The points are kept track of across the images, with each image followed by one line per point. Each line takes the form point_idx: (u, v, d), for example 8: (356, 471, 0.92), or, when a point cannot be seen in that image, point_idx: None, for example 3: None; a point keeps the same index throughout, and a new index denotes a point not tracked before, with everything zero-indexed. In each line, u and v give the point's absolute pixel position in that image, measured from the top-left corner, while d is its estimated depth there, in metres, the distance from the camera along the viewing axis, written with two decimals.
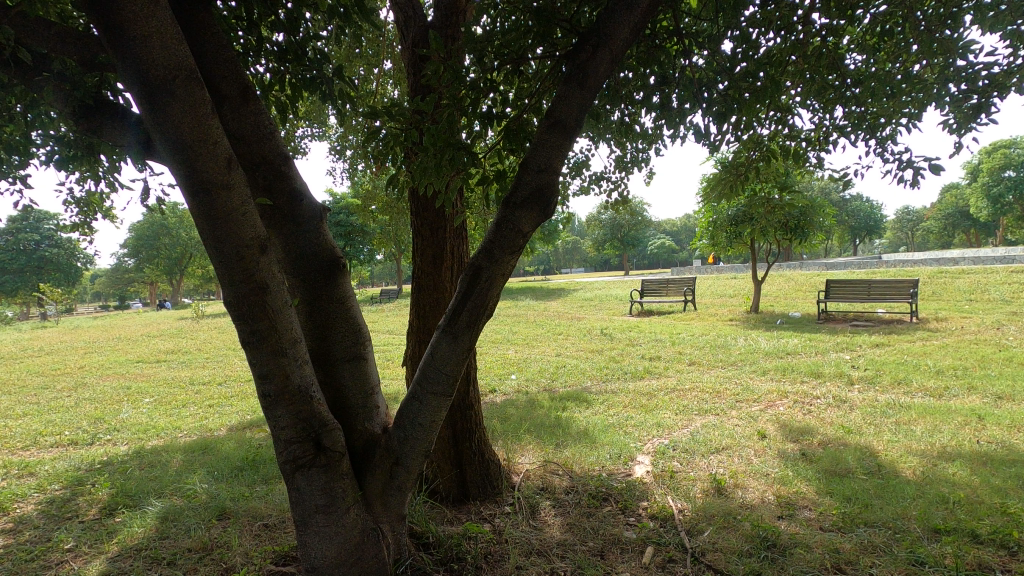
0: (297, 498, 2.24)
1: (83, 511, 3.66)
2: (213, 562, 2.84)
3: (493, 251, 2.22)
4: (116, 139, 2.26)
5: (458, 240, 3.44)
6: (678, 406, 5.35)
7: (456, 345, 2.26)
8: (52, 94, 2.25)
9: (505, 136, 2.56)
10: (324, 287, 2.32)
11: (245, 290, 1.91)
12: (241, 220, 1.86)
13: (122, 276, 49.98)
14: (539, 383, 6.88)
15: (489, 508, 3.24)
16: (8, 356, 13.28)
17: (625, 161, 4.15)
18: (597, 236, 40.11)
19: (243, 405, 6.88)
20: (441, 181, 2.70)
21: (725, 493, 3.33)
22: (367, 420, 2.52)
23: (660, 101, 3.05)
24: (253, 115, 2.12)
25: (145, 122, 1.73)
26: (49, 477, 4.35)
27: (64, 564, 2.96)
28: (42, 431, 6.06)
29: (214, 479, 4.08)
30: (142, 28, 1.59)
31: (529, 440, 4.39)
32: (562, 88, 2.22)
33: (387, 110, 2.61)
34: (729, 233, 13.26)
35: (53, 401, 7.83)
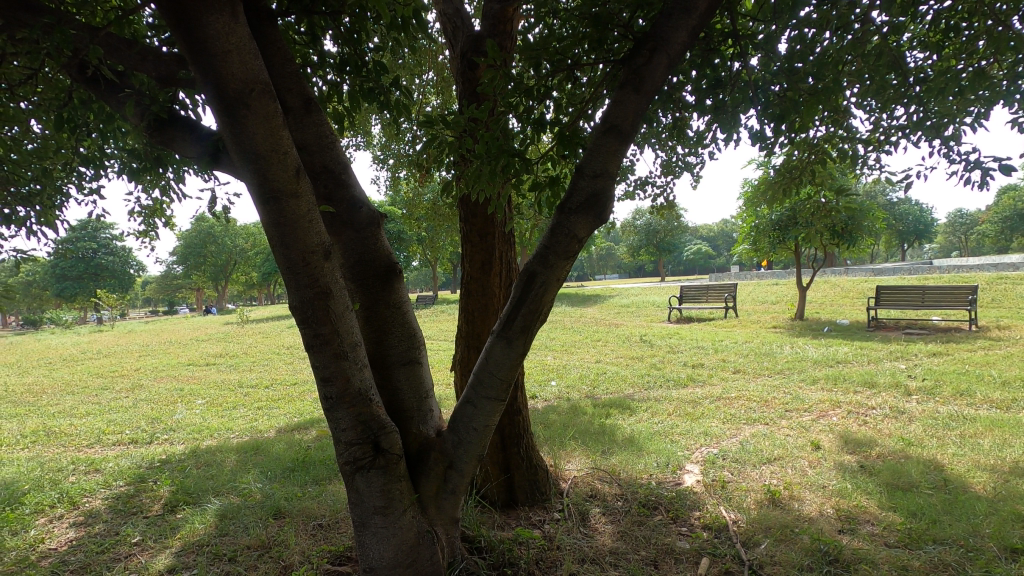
0: (356, 499, 2.29)
1: (147, 507, 3.82)
2: (271, 559, 2.92)
3: (548, 256, 2.24)
4: (185, 150, 2.37)
5: (506, 245, 3.46)
6: (725, 415, 5.24)
7: (510, 350, 2.28)
8: (126, 108, 2.35)
9: (557, 141, 2.55)
10: (381, 292, 2.38)
11: (310, 294, 1.98)
12: (308, 227, 1.93)
13: (171, 283, 52.23)
14: (580, 390, 6.84)
15: (538, 514, 3.23)
16: (70, 358, 14.07)
17: (672, 164, 4.09)
18: (632, 242, 39.68)
19: (290, 408, 7.07)
20: (494, 187, 2.72)
21: (781, 505, 3.24)
22: (422, 423, 2.56)
23: (713, 105, 2.99)
24: (316, 125, 2.19)
25: (222, 135, 1.80)
26: (113, 474, 4.56)
27: (132, 557, 3.10)
28: (104, 429, 6.37)
29: (268, 479, 4.21)
30: (221, 44, 1.65)
31: (574, 447, 4.37)
32: (617, 93, 2.22)
33: (441, 118, 2.66)
34: (773, 237, 12.90)
35: (114, 401, 8.23)
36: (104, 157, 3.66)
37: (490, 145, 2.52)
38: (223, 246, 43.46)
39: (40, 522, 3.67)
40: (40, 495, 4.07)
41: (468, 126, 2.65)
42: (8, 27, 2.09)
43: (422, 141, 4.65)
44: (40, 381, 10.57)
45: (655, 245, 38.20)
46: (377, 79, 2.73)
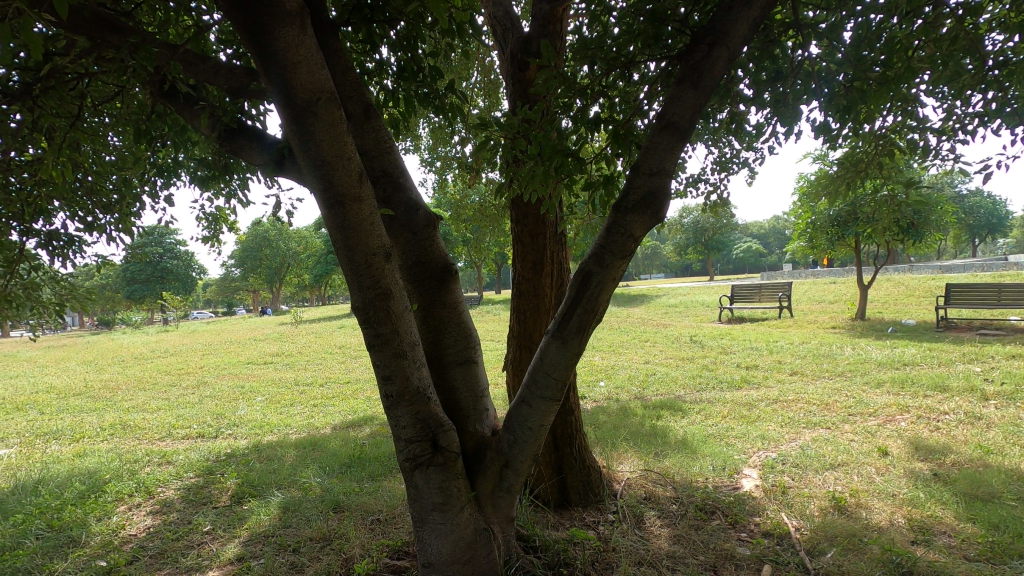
0: (414, 495, 2.34)
1: (216, 498, 4.02)
2: (333, 551, 3.02)
3: (604, 255, 2.22)
4: (252, 158, 2.49)
5: (558, 245, 3.47)
6: (783, 418, 5.06)
7: (565, 350, 2.27)
8: (198, 119, 2.49)
9: (611, 140, 2.53)
10: (437, 293, 2.43)
11: (372, 295, 2.04)
12: (370, 230, 1.98)
13: (229, 285, 54.79)
14: (629, 391, 6.75)
15: (592, 515, 3.22)
16: (141, 356, 15.00)
17: (724, 160, 3.99)
18: (679, 240, 38.81)
19: (345, 406, 7.28)
20: (547, 188, 2.73)
21: (847, 512, 3.11)
22: (477, 421, 2.59)
23: (773, 98, 2.89)
24: (375, 131, 2.26)
25: (290, 142, 1.88)
26: (184, 466, 4.82)
27: (204, 545, 3.28)
28: (174, 424, 6.75)
29: (326, 474, 4.36)
30: (291, 56, 1.72)
31: (626, 448, 4.31)
32: (675, 89, 2.19)
33: (494, 119, 2.68)
34: (831, 234, 12.34)
35: (181, 397, 8.72)
36: (176, 167, 3.88)
37: (544, 145, 2.52)
38: (277, 250, 45.18)
39: (120, 509, 3.93)
40: (120, 484, 4.35)
41: (521, 126, 2.67)
42: (97, 48, 2.25)
43: (471, 143, 4.70)
44: (116, 378, 11.31)
45: (703, 243, 37.22)
46: (431, 83, 2.78)
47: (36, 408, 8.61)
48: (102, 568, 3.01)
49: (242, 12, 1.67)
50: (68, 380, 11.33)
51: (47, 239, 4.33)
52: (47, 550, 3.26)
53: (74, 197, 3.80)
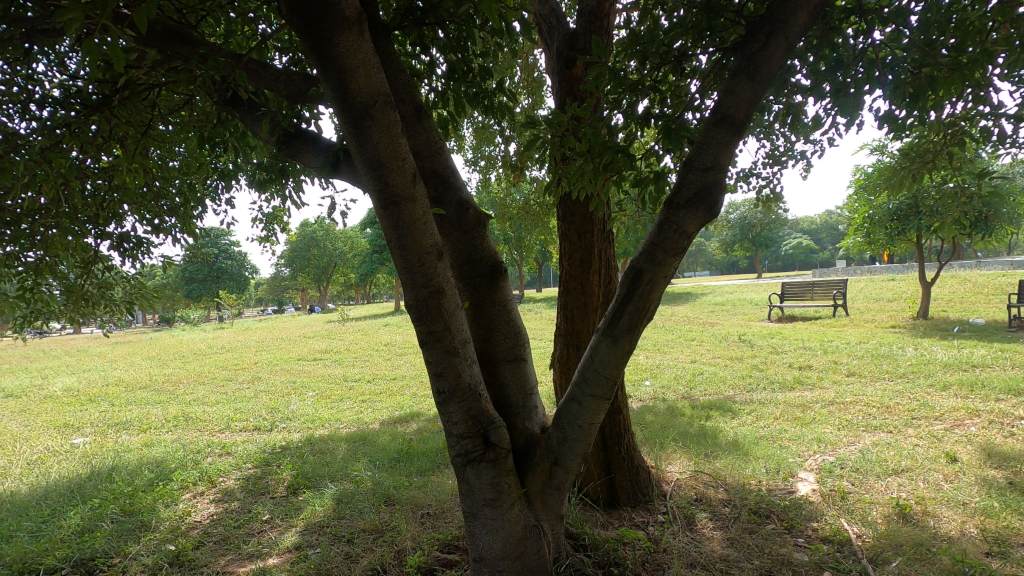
0: (466, 490, 2.37)
1: (273, 489, 4.19)
2: (386, 543, 3.10)
3: (655, 252, 2.19)
4: (309, 161, 2.59)
5: (606, 243, 3.44)
6: (840, 421, 4.86)
7: (616, 347, 2.26)
8: (258, 124, 2.60)
9: (663, 135, 2.49)
10: (487, 290, 2.45)
11: (425, 293, 2.08)
12: (423, 229, 2.02)
13: (280, 284, 56.82)
14: (675, 391, 6.63)
15: (641, 516, 3.19)
16: (200, 352, 15.76)
17: (776, 154, 3.85)
18: (725, 237, 37.74)
19: (392, 402, 7.44)
20: (596, 186, 2.72)
21: (913, 520, 2.96)
22: (527, 419, 2.60)
23: (833, 88, 2.77)
24: (426, 132, 2.30)
25: (348, 145, 1.93)
26: (242, 457, 5.04)
27: (264, 533, 3.43)
28: (232, 417, 7.07)
29: (376, 468, 4.47)
30: (350, 60, 1.77)
31: (675, 448, 4.25)
32: (729, 81, 2.14)
33: (543, 117, 2.68)
34: (890, 229, 11.75)
35: (238, 391, 9.11)
36: (235, 171, 4.05)
37: (594, 142, 2.50)
38: (324, 249, 46.49)
39: (186, 497, 4.16)
40: (185, 473, 4.59)
41: (570, 124, 2.66)
42: (168, 60, 2.39)
43: (516, 142, 4.72)
44: (177, 372, 11.92)
45: (750, 240, 36.08)
46: (479, 83, 2.81)
47: (107, 400, 9.16)
48: (171, 551, 3.18)
49: (303, 20, 1.72)
50: (135, 374, 12.01)
51: (118, 241, 4.60)
52: (122, 533, 3.47)
53: (143, 202, 4.03)
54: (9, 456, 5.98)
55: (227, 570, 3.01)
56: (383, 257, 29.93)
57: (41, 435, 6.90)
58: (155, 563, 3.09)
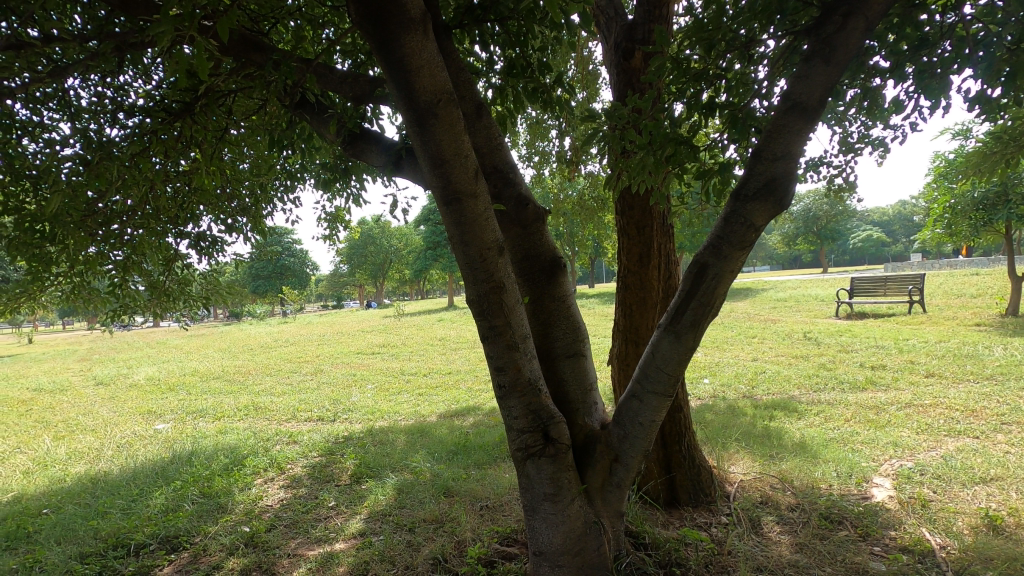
0: (526, 484, 2.39)
1: (337, 477, 4.36)
2: (446, 533, 3.17)
3: (721, 246, 2.13)
4: (373, 160, 2.69)
5: (666, 238, 3.38)
6: (919, 424, 4.57)
7: (679, 344, 2.21)
8: (325, 126, 2.70)
9: (729, 124, 2.38)
10: (546, 286, 2.46)
11: (486, 288, 2.11)
12: (484, 225, 2.04)
13: (338, 281, 58.96)
14: (736, 389, 6.42)
15: (704, 516, 3.11)
16: (267, 345, 16.58)
17: (849, 141, 3.65)
18: (788, 230, 36.12)
19: (448, 395, 7.58)
20: (657, 179, 2.66)
21: (1005, 533, 2.75)
22: (587, 415, 2.58)
23: (918, 68, 2.57)
24: (486, 129, 2.32)
25: (412, 144, 1.97)
26: (308, 446, 5.28)
27: (331, 519, 3.58)
28: (298, 407, 7.40)
29: (435, 459, 4.58)
30: (415, 61, 1.80)
31: (737, 448, 4.12)
32: (802, 66, 2.05)
33: (602, 110, 2.63)
34: (975, 219, 10.90)
35: (302, 383, 9.54)
36: (301, 171, 4.23)
37: (656, 135, 2.44)
38: (379, 246, 47.78)
39: (258, 482, 4.39)
40: (257, 459, 4.86)
41: (631, 116, 2.61)
42: (242, 67, 2.51)
43: (571, 136, 4.69)
44: (247, 364, 12.58)
45: (814, 233, 34.33)
46: (538, 78, 2.79)
47: (185, 389, 9.81)
48: (246, 533, 3.37)
49: (370, 22, 1.76)
50: (209, 365, 12.78)
51: (195, 240, 4.89)
52: (201, 514, 3.70)
53: (219, 204, 4.27)
54: (101, 439, 6.50)
55: (297, 553, 3.16)
56: (436, 254, 30.46)
57: (129, 420, 7.47)
58: (232, 543, 3.29)
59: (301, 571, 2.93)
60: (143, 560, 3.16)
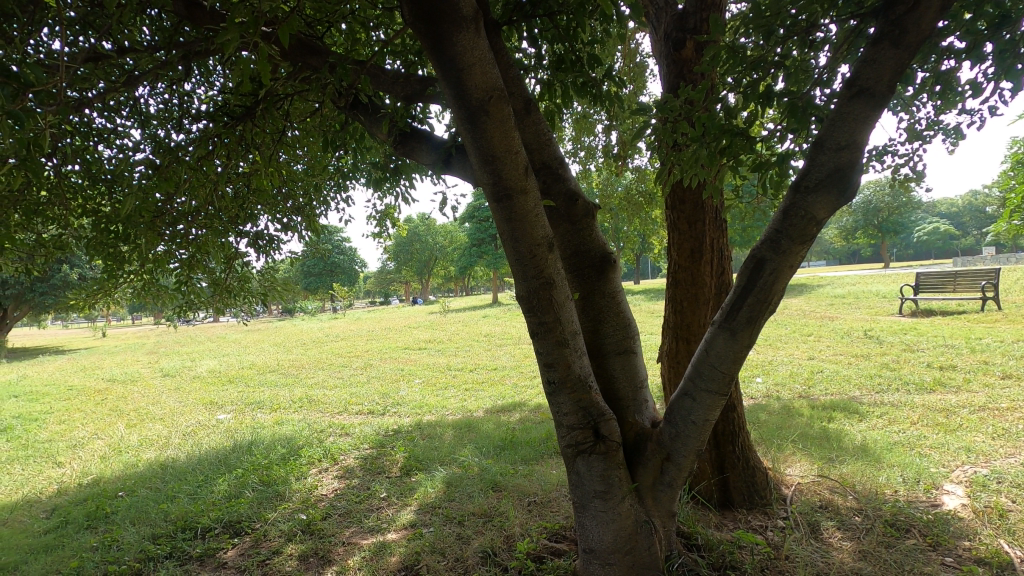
0: (576, 481, 2.38)
1: (388, 469, 4.48)
2: (495, 527, 3.20)
3: (780, 240, 2.06)
4: (423, 159, 2.73)
5: (718, 232, 3.29)
6: (995, 429, 4.29)
7: (734, 341, 2.14)
8: (377, 126, 2.76)
9: (788, 114, 2.28)
10: (597, 282, 2.44)
11: (536, 284, 2.11)
12: (534, 221, 2.05)
13: (385, 278, 60.35)
14: (791, 389, 6.20)
15: (759, 519, 3.02)
16: (318, 340, 17.16)
17: (917, 128, 3.43)
18: (846, 224, 34.50)
19: (494, 391, 7.64)
20: (711, 172, 2.58)
21: None
22: (637, 412, 2.55)
23: (1000, 48, 2.39)
24: (535, 125, 2.32)
25: (463, 141, 1.99)
26: (360, 438, 5.44)
27: (383, 509, 3.68)
28: (349, 400, 7.63)
29: (482, 454, 4.63)
30: (467, 59, 1.82)
31: (794, 450, 3.98)
32: (869, 50, 1.95)
33: (654, 103, 2.57)
34: None
35: (353, 377, 9.82)
36: (353, 171, 4.34)
37: (710, 126, 2.37)
38: (425, 243, 48.54)
39: (313, 471, 4.56)
40: (311, 450, 5.04)
41: (684, 109, 2.54)
42: (298, 71, 2.59)
43: (618, 130, 4.62)
44: (300, 357, 13.07)
45: (875, 226, 32.63)
46: (587, 72, 2.75)
47: (243, 381, 10.28)
48: (303, 521, 3.50)
49: (424, 22, 1.78)
50: (265, 359, 13.34)
51: (254, 239, 5.11)
52: (261, 501, 3.87)
53: (276, 203, 4.44)
54: (169, 427, 6.90)
55: (351, 541, 3.26)
56: (481, 250, 30.69)
57: (193, 410, 7.89)
58: (291, 529, 3.42)
59: (356, 558, 3.03)
60: (209, 542, 3.34)
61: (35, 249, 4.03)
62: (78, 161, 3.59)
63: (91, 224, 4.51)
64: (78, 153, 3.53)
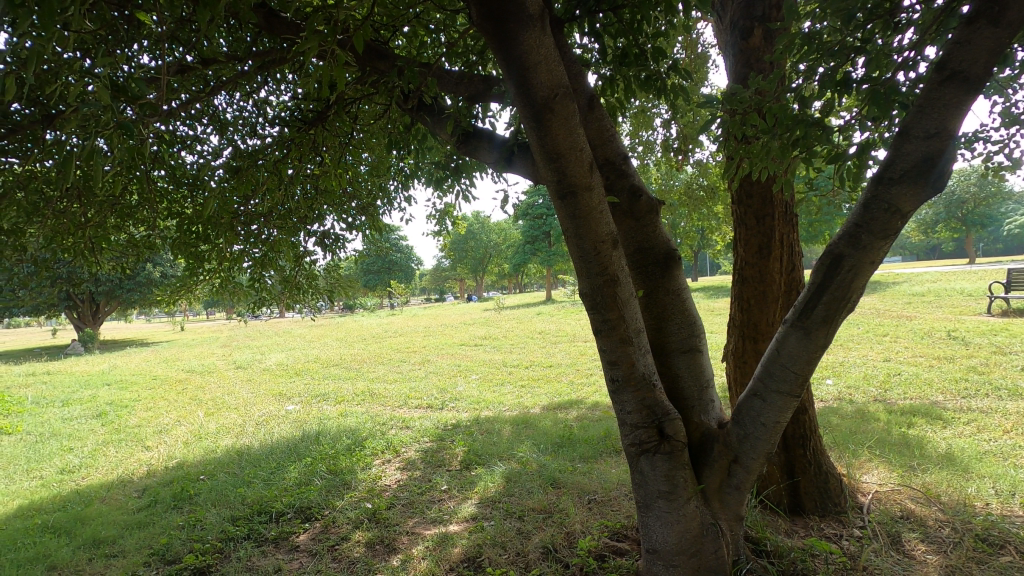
0: (640, 480, 2.35)
1: (449, 462, 4.58)
2: (555, 523, 3.21)
3: (860, 235, 1.96)
4: (485, 158, 2.77)
5: (788, 228, 3.16)
6: None
7: (809, 341, 2.05)
8: (441, 127, 2.81)
9: (870, 102, 2.14)
10: (661, 279, 2.40)
11: (600, 281, 2.10)
12: (598, 218, 2.04)
13: (440, 275, 61.55)
14: (866, 392, 5.87)
15: (833, 527, 2.89)
16: (377, 336, 17.71)
17: (1014, 112, 3.15)
18: (925, 217, 32.22)
19: (550, 388, 7.65)
20: (783, 165, 2.47)
21: None
22: (703, 412, 2.49)
23: None
24: (598, 120, 2.30)
25: (528, 140, 2.00)
26: (420, 431, 5.58)
27: (445, 501, 3.76)
28: (409, 394, 7.84)
29: (540, 450, 4.65)
30: (533, 58, 1.82)
31: (871, 457, 3.77)
32: (961, 31, 1.82)
33: (722, 95, 2.49)
34: None
35: (411, 372, 10.08)
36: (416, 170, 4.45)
37: (781, 117, 2.27)
38: (479, 240, 49.06)
39: (377, 462, 4.72)
40: (375, 442, 5.22)
41: (754, 100, 2.45)
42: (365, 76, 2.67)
43: (680, 123, 4.51)
44: (362, 352, 13.55)
45: (958, 218, 30.30)
46: (651, 66, 2.69)
47: (309, 374, 10.76)
48: (369, 509, 3.64)
49: (490, 23, 1.80)
50: (328, 353, 13.91)
51: (321, 238, 5.33)
52: (329, 488, 4.06)
53: (343, 203, 4.62)
54: (244, 416, 7.32)
55: (415, 531, 3.36)
56: (535, 247, 30.70)
57: (265, 401, 8.34)
58: (357, 517, 3.57)
59: (420, 548, 3.12)
60: (283, 526, 3.53)
61: (128, 249, 4.36)
62: (166, 167, 3.86)
63: (175, 226, 4.84)
64: (166, 160, 3.80)
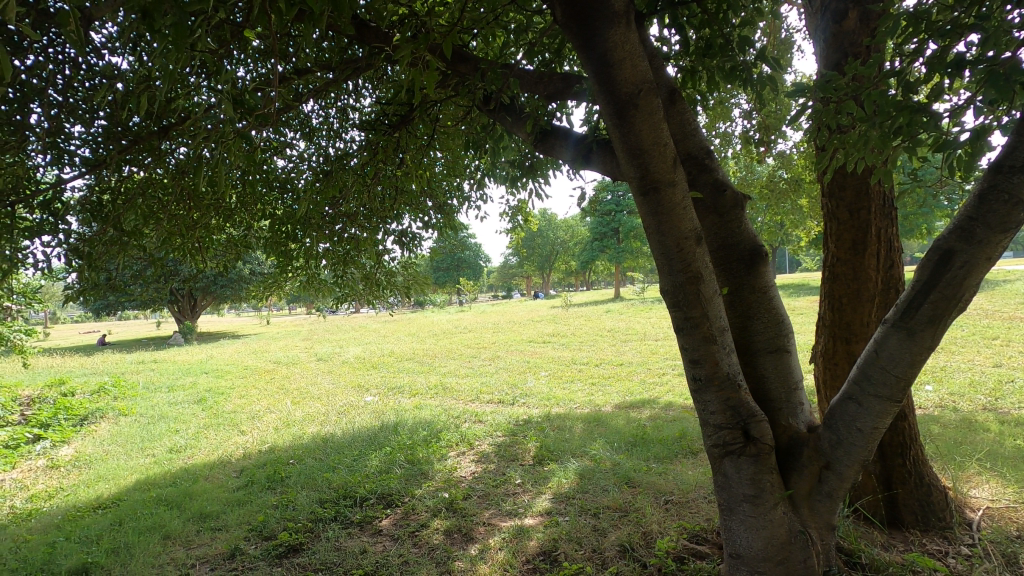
0: (723, 482, 2.29)
1: (522, 457, 4.64)
2: (631, 522, 3.19)
3: (974, 229, 1.82)
4: (562, 155, 2.78)
5: (886, 222, 2.97)
6: None
7: (912, 343, 1.92)
8: (518, 126, 2.85)
9: (989, 84, 1.94)
10: (746, 276, 2.32)
11: (682, 278, 2.06)
12: (682, 213, 2.01)
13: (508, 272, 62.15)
14: (973, 399, 5.38)
15: (936, 543, 2.69)
16: (448, 331, 18.18)
17: None
18: None
19: (621, 386, 7.56)
20: (883, 156, 2.31)
21: None
22: (791, 415, 2.39)
23: None
24: (680, 114, 2.27)
25: (610, 136, 2.00)
26: (493, 426, 5.69)
27: (519, 495, 3.82)
28: (480, 389, 7.99)
29: (614, 449, 4.61)
30: (618, 53, 1.82)
31: (980, 470, 3.47)
32: None
33: (815, 83, 2.35)
34: None
35: (482, 367, 10.27)
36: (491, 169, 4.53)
37: (882, 104, 2.11)
38: (547, 238, 49.09)
39: (452, 454, 4.86)
40: (450, 434, 5.37)
41: (851, 87, 2.30)
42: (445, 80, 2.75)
43: (764, 112, 4.31)
44: (433, 347, 13.95)
45: None
46: (736, 55, 2.57)
47: (385, 367, 11.21)
48: (446, 499, 3.76)
49: (575, 21, 1.82)
50: (402, 348, 14.43)
51: (399, 236, 5.54)
52: (409, 477, 4.23)
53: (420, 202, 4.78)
54: (326, 406, 7.75)
55: (492, 522, 3.44)
56: (603, 244, 30.33)
57: (345, 392, 8.77)
58: (436, 506, 3.70)
59: (496, 539, 3.19)
60: (366, 511, 3.72)
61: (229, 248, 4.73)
62: (262, 171, 4.14)
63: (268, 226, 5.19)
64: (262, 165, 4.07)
